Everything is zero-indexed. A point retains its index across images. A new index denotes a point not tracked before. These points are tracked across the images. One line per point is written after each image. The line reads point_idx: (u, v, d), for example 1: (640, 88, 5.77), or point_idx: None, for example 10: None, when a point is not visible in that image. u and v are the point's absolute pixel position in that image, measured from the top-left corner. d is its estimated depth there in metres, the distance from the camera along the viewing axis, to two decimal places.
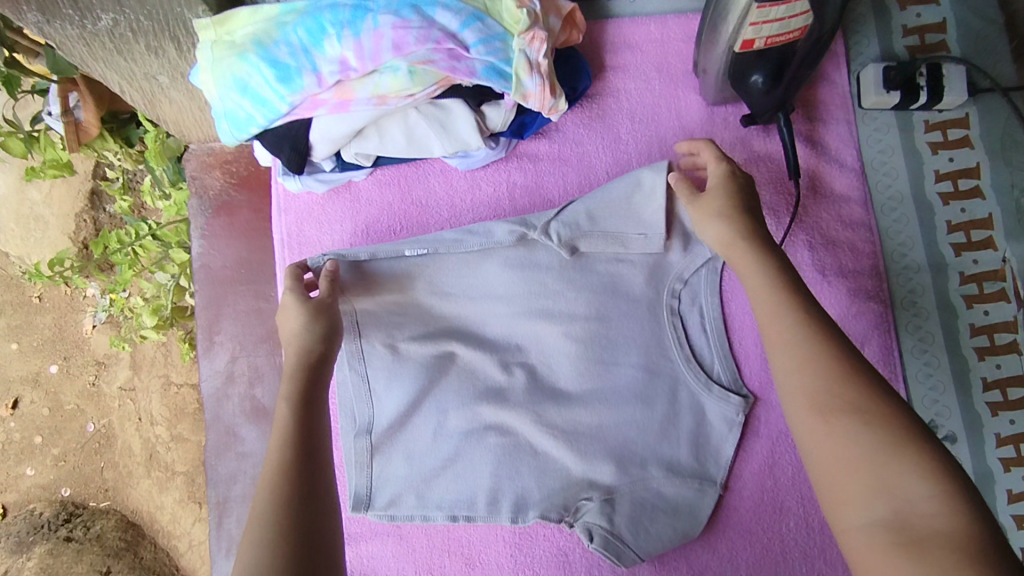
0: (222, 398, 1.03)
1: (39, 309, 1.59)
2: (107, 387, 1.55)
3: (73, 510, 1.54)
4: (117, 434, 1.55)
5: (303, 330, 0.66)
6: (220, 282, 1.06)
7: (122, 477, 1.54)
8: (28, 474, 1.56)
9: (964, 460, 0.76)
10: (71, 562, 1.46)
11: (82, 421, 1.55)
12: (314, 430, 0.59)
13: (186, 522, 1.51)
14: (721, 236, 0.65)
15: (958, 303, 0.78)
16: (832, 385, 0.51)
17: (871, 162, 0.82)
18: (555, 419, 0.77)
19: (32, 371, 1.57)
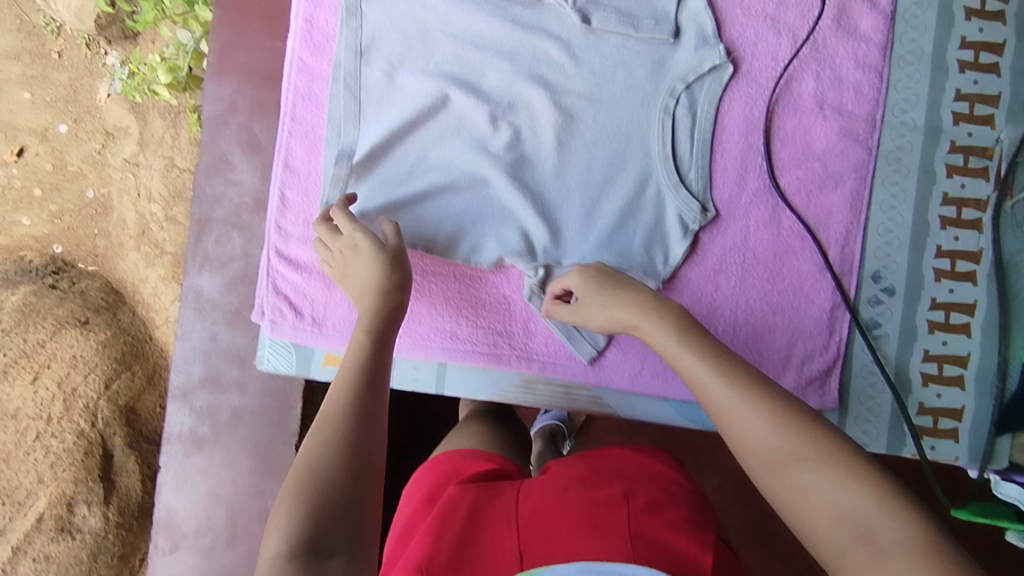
0: (221, 124, 1.05)
1: (58, 65, 1.67)
2: (112, 158, 1.65)
3: (63, 266, 1.63)
4: (114, 206, 1.64)
5: (375, 279, 0.70)
6: (239, 11, 1.05)
7: (113, 248, 1.63)
8: (23, 224, 1.65)
9: (896, 313, 0.81)
10: (53, 304, 1.52)
11: (82, 185, 1.65)
12: (379, 377, 0.64)
13: (166, 298, 1.57)
14: (624, 316, 0.69)
15: (940, 170, 0.81)
16: (775, 438, 0.54)
17: (903, 12, 0.80)
18: (528, 182, 0.79)
19: (41, 126, 1.66)
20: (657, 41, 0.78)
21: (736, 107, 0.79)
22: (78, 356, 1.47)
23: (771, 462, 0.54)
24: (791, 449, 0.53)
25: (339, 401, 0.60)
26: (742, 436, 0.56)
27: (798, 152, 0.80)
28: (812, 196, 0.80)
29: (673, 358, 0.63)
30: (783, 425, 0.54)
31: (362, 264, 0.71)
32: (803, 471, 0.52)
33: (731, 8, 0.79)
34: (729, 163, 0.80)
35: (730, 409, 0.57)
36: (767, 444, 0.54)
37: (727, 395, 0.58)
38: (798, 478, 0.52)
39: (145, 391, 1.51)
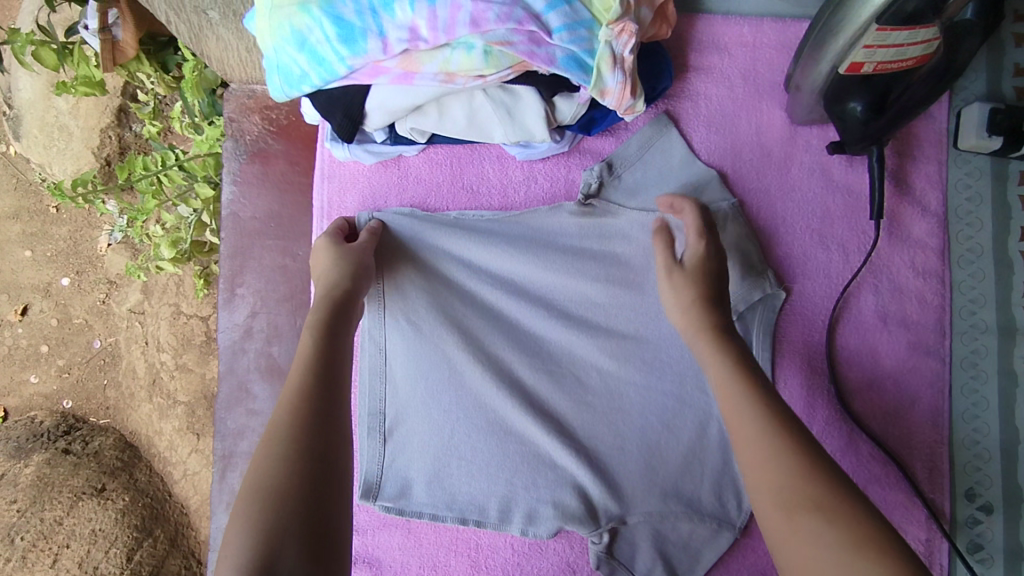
0: (238, 351, 1.01)
1: (56, 220, 1.60)
2: (117, 307, 1.57)
3: (75, 422, 1.56)
4: (122, 355, 1.56)
5: (337, 270, 0.69)
6: (247, 233, 1.01)
7: (124, 399, 1.56)
8: (31, 381, 1.60)
9: (996, 535, 0.73)
10: (67, 474, 1.46)
11: (89, 336, 1.59)
12: (336, 366, 0.61)
13: (183, 450, 1.50)
14: (680, 298, 0.67)
15: (1022, 371, 0.73)
16: (797, 479, 0.50)
17: (955, 209, 0.76)
18: (578, 434, 0.74)
19: (43, 281, 1.59)
20: None
21: (794, 331, 0.75)
22: (98, 531, 1.41)
23: (786, 502, 0.49)
24: (813, 493, 0.49)
25: (296, 397, 0.57)
26: (760, 474, 0.52)
27: (867, 371, 0.74)
28: (889, 417, 0.74)
29: (723, 377, 0.59)
30: (809, 473, 0.50)
31: (326, 270, 0.69)
32: (819, 523, 0.47)
33: (776, 227, 0.75)
34: (793, 391, 0.74)
35: (764, 442, 0.53)
36: (790, 490, 0.50)
37: (756, 432, 0.54)
38: (809, 526, 0.48)
39: (168, 554, 1.44)
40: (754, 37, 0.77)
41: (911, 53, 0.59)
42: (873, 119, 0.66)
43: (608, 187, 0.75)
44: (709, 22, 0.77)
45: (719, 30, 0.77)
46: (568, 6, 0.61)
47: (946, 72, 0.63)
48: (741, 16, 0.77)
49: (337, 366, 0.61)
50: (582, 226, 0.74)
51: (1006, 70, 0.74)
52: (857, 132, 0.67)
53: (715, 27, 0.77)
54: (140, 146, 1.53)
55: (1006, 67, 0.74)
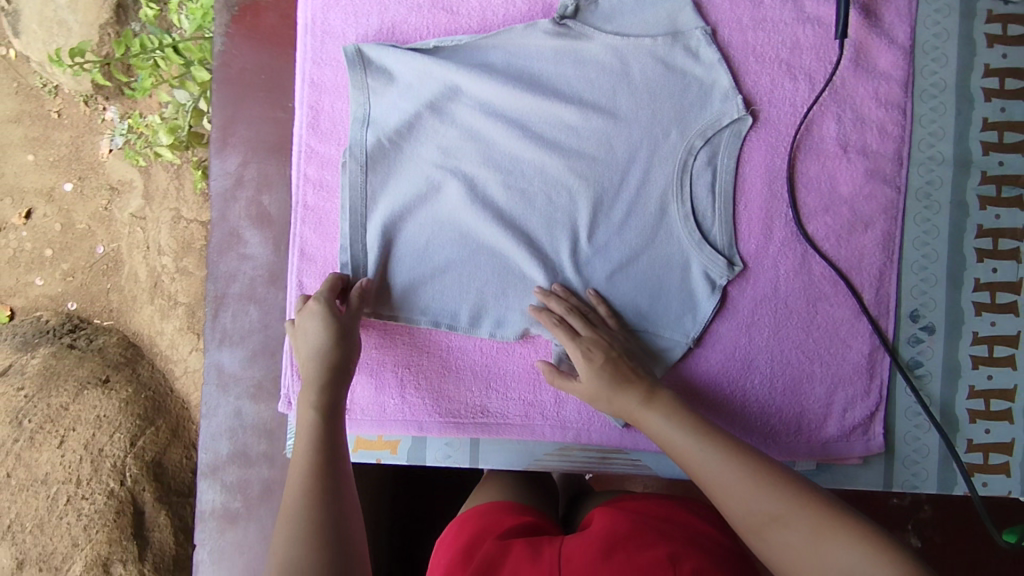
0: (229, 200, 1.04)
1: (58, 125, 1.65)
2: (119, 214, 1.63)
3: (79, 323, 1.63)
4: (125, 260, 1.63)
5: (321, 351, 0.71)
6: (238, 83, 1.04)
7: (126, 302, 1.62)
8: (37, 284, 1.66)
9: (936, 354, 0.78)
10: (73, 365, 1.50)
11: (93, 243, 1.65)
12: (336, 440, 0.68)
13: (184, 348, 1.56)
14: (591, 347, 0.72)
15: (973, 202, 0.78)
16: (759, 498, 0.59)
17: (922, 45, 0.78)
18: (546, 249, 0.78)
19: (46, 186, 1.65)
20: (672, 98, 0.77)
21: (756, 156, 0.78)
22: (102, 417, 1.43)
23: (756, 524, 0.58)
24: (774, 508, 0.58)
25: (305, 487, 0.63)
26: (730, 507, 0.60)
27: (824, 197, 0.77)
28: (843, 240, 0.77)
29: (669, 440, 0.66)
30: (761, 483, 0.59)
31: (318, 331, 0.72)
32: (783, 532, 0.57)
33: (746, 58, 0.78)
34: (753, 213, 0.77)
35: (719, 482, 0.61)
36: (751, 514, 0.59)
37: (716, 459, 0.62)
38: (778, 536, 0.57)
39: (170, 444, 1.47)
40: None
41: None
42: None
43: (584, 12, 0.78)
44: None
45: None
46: None
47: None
48: None
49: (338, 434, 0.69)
50: (559, 49, 0.77)
51: None
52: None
53: None
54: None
55: None
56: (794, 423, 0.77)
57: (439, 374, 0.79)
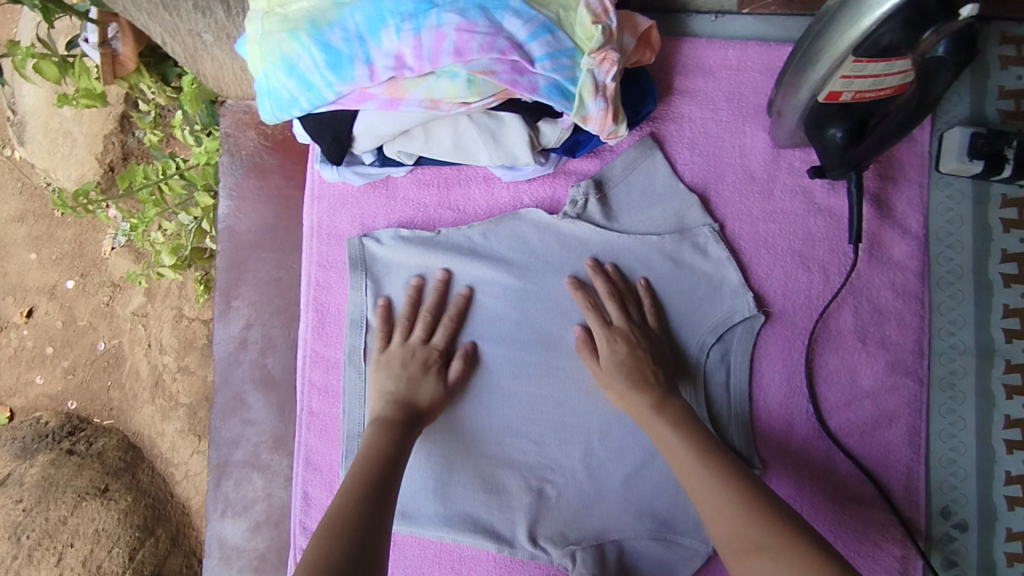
0: (233, 363, 1.02)
1: (61, 222, 1.51)
2: (120, 310, 1.49)
3: (79, 424, 1.49)
4: (126, 356, 1.48)
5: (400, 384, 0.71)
6: (243, 246, 1.03)
7: (127, 400, 1.48)
8: (37, 383, 1.52)
9: (969, 551, 0.75)
10: (71, 475, 1.39)
11: (93, 339, 1.50)
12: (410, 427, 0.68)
13: (184, 451, 1.44)
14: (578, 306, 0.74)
15: (999, 391, 0.75)
16: (740, 520, 0.57)
17: (937, 231, 0.77)
18: (555, 454, 0.75)
19: (48, 284, 1.51)
20: (683, 296, 0.76)
21: (774, 353, 0.76)
22: (101, 531, 1.34)
23: (739, 547, 0.56)
24: (754, 538, 0.56)
25: (372, 456, 0.64)
26: (715, 521, 0.59)
27: (845, 392, 0.76)
28: (866, 437, 0.75)
29: (675, 452, 0.64)
30: (748, 517, 0.57)
31: (423, 386, 0.71)
32: (765, 562, 0.54)
33: (758, 250, 0.77)
34: (772, 409, 0.76)
35: (715, 492, 0.60)
36: (734, 536, 0.57)
37: (708, 473, 0.61)
38: (758, 565, 0.54)
39: (170, 554, 1.39)
40: (739, 60, 0.77)
41: (888, 83, 0.61)
42: (848, 136, 0.67)
43: (593, 206, 0.76)
44: (695, 45, 0.77)
45: (704, 53, 0.77)
46: (551, 35, 0.64)
47: (918, 101, 0.64)
48: (727, 39, 0.78)
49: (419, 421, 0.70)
50: (551, 241, 0.76)
51: (992, 94, 0.76)
52: (833, 155, 0.70)
53: (700, 49, 0.77)
54: (143, 152, 1.46)
55: (992, 90, 0.76)
56: None
57: None
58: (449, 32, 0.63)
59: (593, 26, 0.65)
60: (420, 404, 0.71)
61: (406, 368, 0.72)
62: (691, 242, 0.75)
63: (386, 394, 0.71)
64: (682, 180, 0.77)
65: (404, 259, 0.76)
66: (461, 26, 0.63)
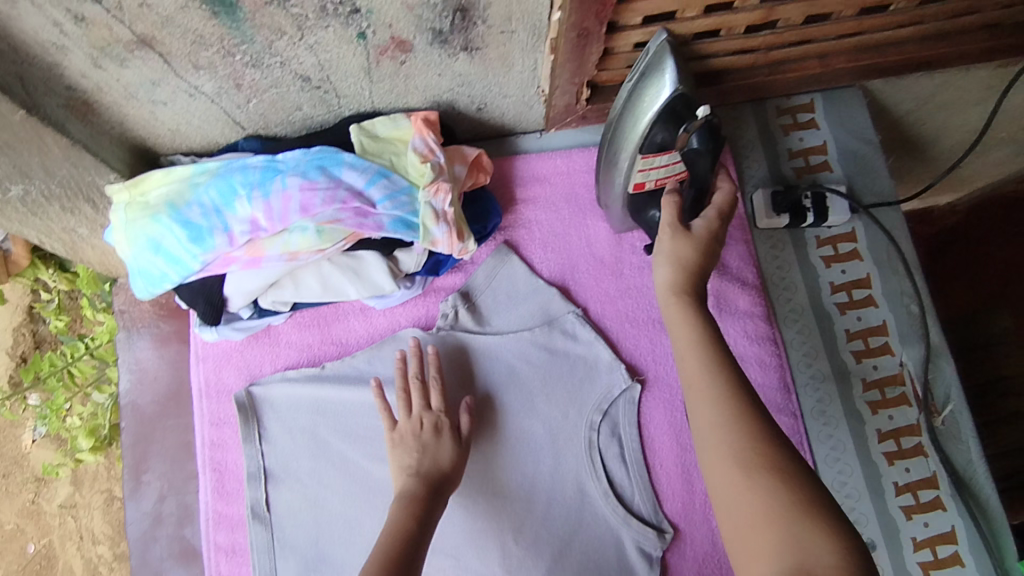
0: (149, 541, 0.98)
1: None
2: (47, 505, 1.32)
3: None
4: (58, 555, 1.30)
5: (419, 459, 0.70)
6: (147, 417, 1.03)
7: None
8: None
9: (885, 569, 0.78)
10: None
11: (21, 543, 1.31)
12: (431, 512, 0.67)
13: None
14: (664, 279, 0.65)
15: (864, 410, 0.82)
16: (753, 451, 0.54)
17: (771, 277, 0.87)
18: (474, 563, 0.76)
19: None
20: (562, 380, 0.81)
21: (659, 416, 0.81)
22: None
23: (744, 460, 0.53)
24: (757, 453, 0.53)
25: (390, 539, 0.63)
26: (710, 436, 0.56)
27: None
28: None
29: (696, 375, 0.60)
30: (767, 447, 0.53)
31: (441, 451, 0.71)
32: (767, 479, 0.52)
33: (622, 325, 0.84)
34: (670, 470, 0.79)
35: (723, 419, 0.56)
36: (744, 452, 0.54)
37: (719, 393, 0.57)
38: (762, 483, 0.52)
39: None
40: (567, 166, 0.88)
41: (676, 169, 0.72)
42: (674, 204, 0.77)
43: (464, 315, 0.82)
44: (527, 161, 0.88)
45: (536, 165, 0.88)
46: (386, 179, 0.73)
47: (708, 194, 0.71)
48: (554, 150, 0.89)
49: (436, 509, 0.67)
50: None
51: (784, 156, 0.89)
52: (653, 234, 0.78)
53: (532, 163, 0.88)
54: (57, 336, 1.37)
55: (783, 153, 0.90)
56: None
57: None
58: (294, 193, 0.70)
59: (423, 165, 0.74)
60: (443, 479, 0.70)
61: (419, 440, 0.72)
62: (560, 330, 0.82)
63: (405, 469, 0.69)
64: (541, 276, 0.85)
65: (294, 400, 0.79)
66: (304, 186, 0.70)
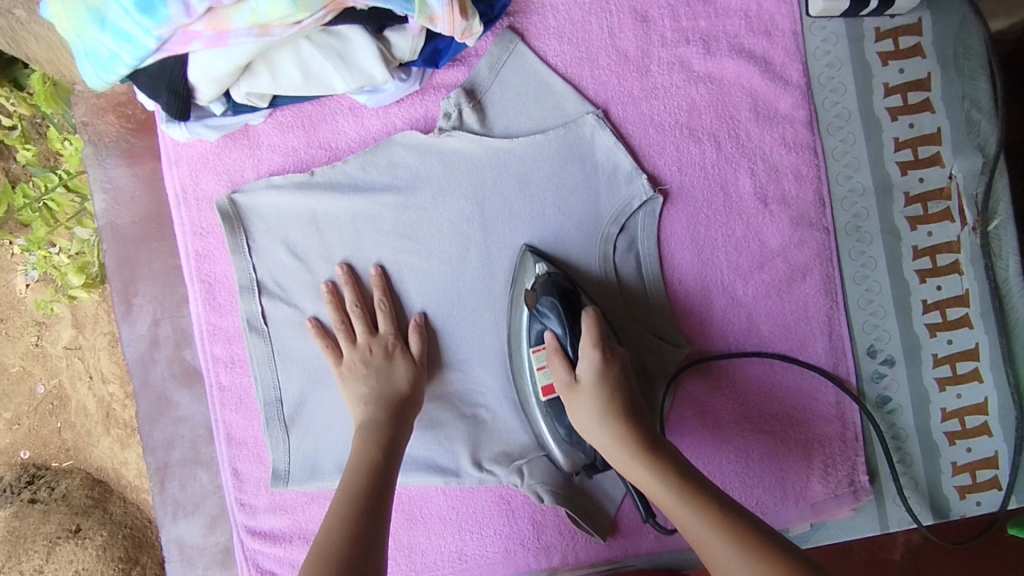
0: (148, 362, 0.96)
1: None
2: (51, 348, 1.20)
3: (37, 471, 1.21)
4: (71, 394, 1.20)
5: (374, 384, 0.68)
6: (128, 239, 0.96)
7: (81, 437, 1.20)
8: None
9: (902, 383, 0.76)
10: (37, 524, 1.13)
11: (32, 383, 1.20)
12: (397, 436, 0.65)
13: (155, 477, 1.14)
14: (592, 418, 0.62)
15: (903, 225, 0.76)
16: (706, 521, 0.52)
17: (818, 77, 0.76)
18: (483, 376, 0.73)
19: None
20: (577, 191, 0.73)
21: (679, 229, 0.75)
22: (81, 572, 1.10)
23: (706, 548, 0.52)
24: (721, 522, 0.52)
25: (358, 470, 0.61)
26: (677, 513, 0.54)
27: (755, 255, 0.75)
28: (784, 295, 0.75)
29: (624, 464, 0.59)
30: (712, 512, 0.53)
31: (398, 372, 0.69)
32: (731, 549, 0.50)
33: (646, 130, 0.74)
34: (689, 286, 0.75)
35: (665, 486, 0.56)
36: (699, 523, 0.53)
37: (656, 470, 0.57)
38: (728, 560, 0.50)
39: None
40: None
41: None
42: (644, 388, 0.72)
43: (468, 116, 0.72)
44: None
45: None
46: None
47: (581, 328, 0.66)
48: None
49: (401, 431, 0.66)
50: (434, 161, 0.73)
51: None
52: (586, 444, 0.68)
53: None
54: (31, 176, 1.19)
55: None
56: (780, 490, 0.75)
57: (406, 528, 0.74)
58: None
59: None
60: (407, 399, 0.68)
61: (371, 365, 0.69)
62: (577, 135, 0.73)
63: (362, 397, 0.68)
64: (555, 72, 0.74)
65: (281, 209, 0.72)
66: None
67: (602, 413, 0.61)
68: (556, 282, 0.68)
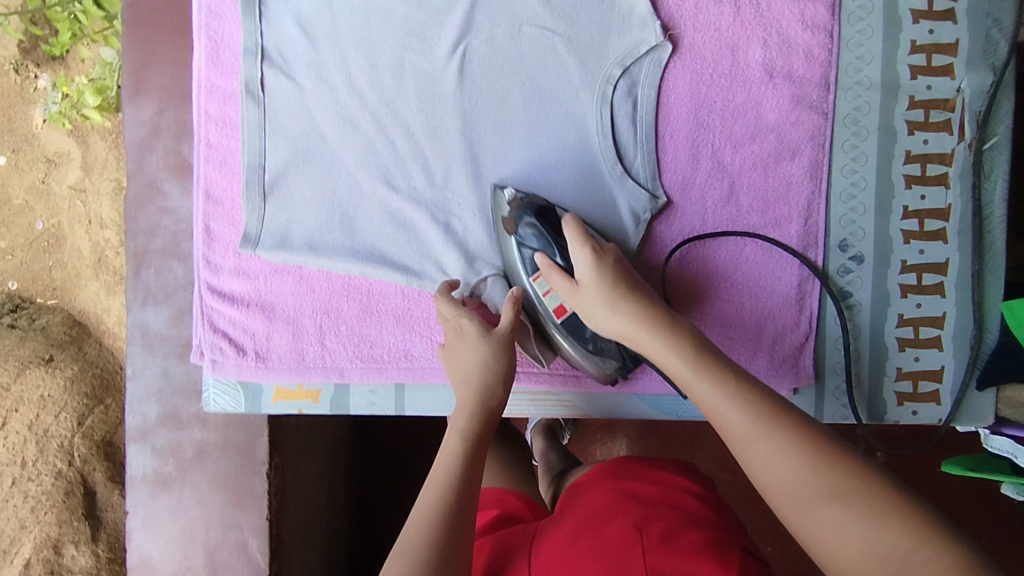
0: (145, 148, 0.95)
1: None
2: (57, 187, 1.24)
3: (22, 304, 1.25)
4: (67, 236, 1.25)
5: (481, 362, 0.66)
6: (146, 24, 0.96)
7: (71, 279, 1.25)
8: None
9: (867, 282, 0.77)
10: (11, 347, 1.16)
11: (30, 218, 1.26)
12: (489, 426, 0.64)
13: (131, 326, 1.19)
14: (584, 268, 0.68)
15: (901, 127, 0.76)
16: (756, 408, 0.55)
17: None
18: (461, 187, 0.75)
19: None
20: (588, 27, 0.74)
21: (680, 85, 0.76)
22: (46, 397, 1.11)
23: (743, 432, 0.55)
24: (769, 408, 0.55)
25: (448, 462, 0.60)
26: (717, 400, 0.57)
27: (750, 125, 0.76)
28: (769, 170, 0.76)
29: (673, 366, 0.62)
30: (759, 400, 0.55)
31: (499, 355, 0.67)
32: (774, 435, 0.53)
33: None
34: (679, 142, 0.76)
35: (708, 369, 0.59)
36: (740, 410, 0.55)
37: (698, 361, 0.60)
38: (768, 442, 0.53)
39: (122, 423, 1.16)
40: None
41: None
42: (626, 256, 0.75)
43: None
44: None
45: None
46: None
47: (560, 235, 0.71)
48: None
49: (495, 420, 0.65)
50: None
51: None
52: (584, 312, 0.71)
53: None
54: None
55: None
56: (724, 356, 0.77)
57: (358, 319, 0.76)
58: None
59: None
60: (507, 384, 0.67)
61: (469, 340, 0.68)
62: None
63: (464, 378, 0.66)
64: None
65: None
66: None
67: (584, 243, 0.68)
68: (533, 203, 0.72)
